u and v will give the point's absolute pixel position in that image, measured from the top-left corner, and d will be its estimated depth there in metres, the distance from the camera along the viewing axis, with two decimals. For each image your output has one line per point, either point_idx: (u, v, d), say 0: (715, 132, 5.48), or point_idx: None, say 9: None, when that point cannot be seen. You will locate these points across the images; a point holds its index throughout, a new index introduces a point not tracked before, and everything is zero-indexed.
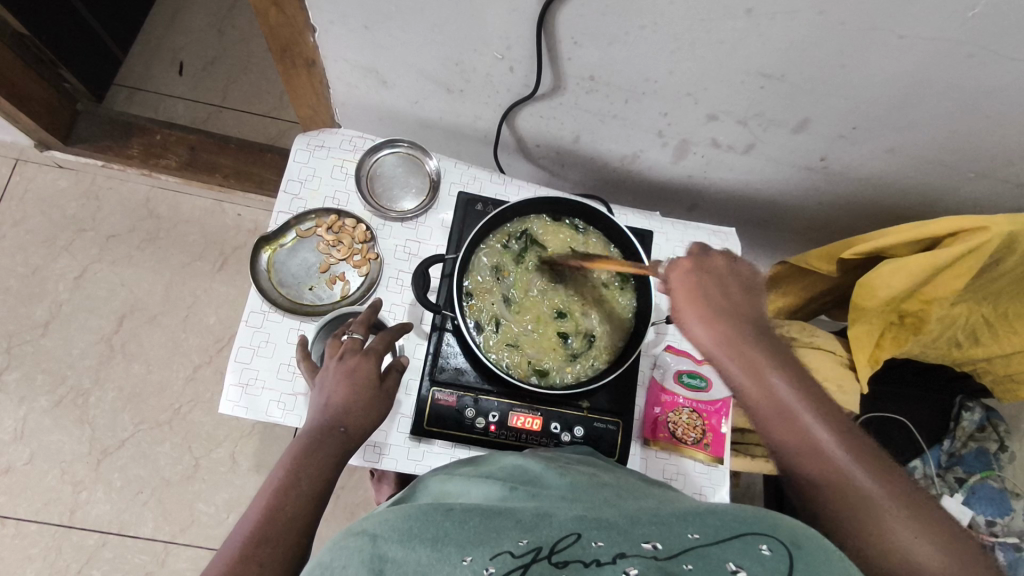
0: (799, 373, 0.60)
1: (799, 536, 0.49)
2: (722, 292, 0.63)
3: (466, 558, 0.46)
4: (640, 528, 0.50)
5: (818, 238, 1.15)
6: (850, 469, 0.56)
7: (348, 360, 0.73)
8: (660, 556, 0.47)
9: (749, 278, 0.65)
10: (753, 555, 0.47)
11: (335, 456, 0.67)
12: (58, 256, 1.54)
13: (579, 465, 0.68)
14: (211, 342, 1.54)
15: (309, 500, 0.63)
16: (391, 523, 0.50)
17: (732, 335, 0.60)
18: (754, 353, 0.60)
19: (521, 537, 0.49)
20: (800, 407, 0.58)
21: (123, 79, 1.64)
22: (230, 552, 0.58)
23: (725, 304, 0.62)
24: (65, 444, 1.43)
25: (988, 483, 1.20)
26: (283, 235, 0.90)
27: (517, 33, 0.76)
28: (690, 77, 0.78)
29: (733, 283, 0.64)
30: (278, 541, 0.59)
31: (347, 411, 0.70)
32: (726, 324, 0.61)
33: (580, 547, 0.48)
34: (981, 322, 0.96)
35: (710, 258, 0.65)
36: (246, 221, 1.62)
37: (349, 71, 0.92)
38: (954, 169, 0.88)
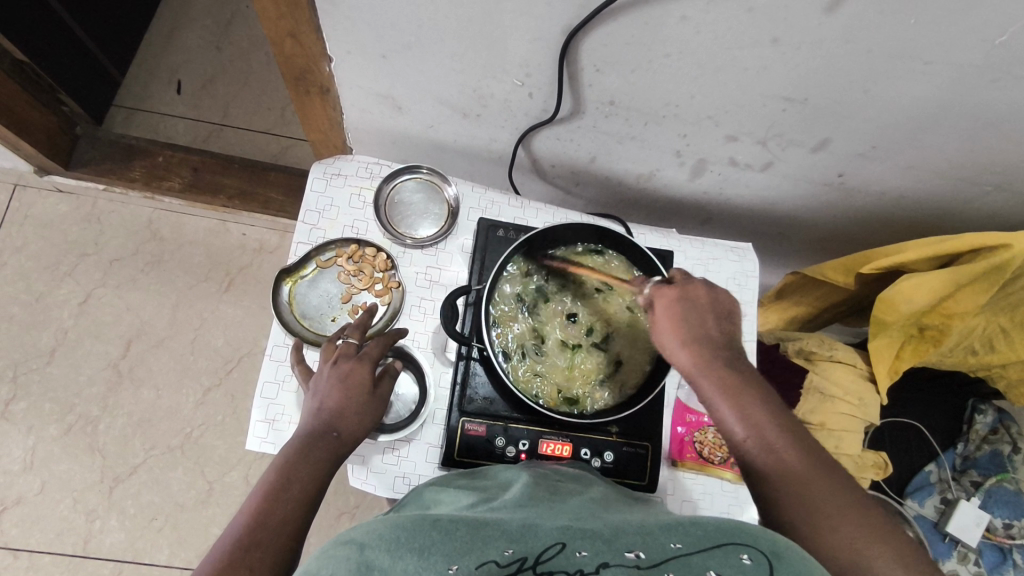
0: (768, 400, 0.65)
1: (781, 549, 0.48)
2: (706, 321, 0.69)
3: (453, 567, 0.45)
4: (624, 538, 0.49)
5: (830, 249, 1.15)
6: (828, 499, 0.59)
7: (342, 364, 0.74)
8: (642, 565, 0.46)
9: (725, 309, 0.71)
10: (735, 563, 0.46)
11: (326, 461, 0.66)
12: (62, 282, 1.52)
13: (565, 478, 0.68)
14: (220, 364, 1.53)
15: (299, 504, 0.62)
16: (378, 532, 0.50)
17: (705, 357, 0.67)
18: (727, 376, 0.66)
19: (507, 547, 0.47)
20: (776, 436, 0.62)
21: (121, 99, 1.62)
22: (216, 555, 0.56)
23: (707, 331, 0.69)
24: (76, 473, 1.42)
25: (1003, 485, 1.20)
26: (304, 267, 0.89)
27: (538, 62, 0.76)
28: (711, 101, 0.78)
29: (715, 315, 0.70)
30: (268, 547, 0.58)
31: (340, 416, 0.70)
32: (705, 349, 0.67)
33: (564, 557, 0.47)
34: (997, 332, 0.98)
35: (694, 288, 0.71)
36: (251, 240, 1.60)
37: (364, 97, 0.92)
38: (971, 183, 0.88)
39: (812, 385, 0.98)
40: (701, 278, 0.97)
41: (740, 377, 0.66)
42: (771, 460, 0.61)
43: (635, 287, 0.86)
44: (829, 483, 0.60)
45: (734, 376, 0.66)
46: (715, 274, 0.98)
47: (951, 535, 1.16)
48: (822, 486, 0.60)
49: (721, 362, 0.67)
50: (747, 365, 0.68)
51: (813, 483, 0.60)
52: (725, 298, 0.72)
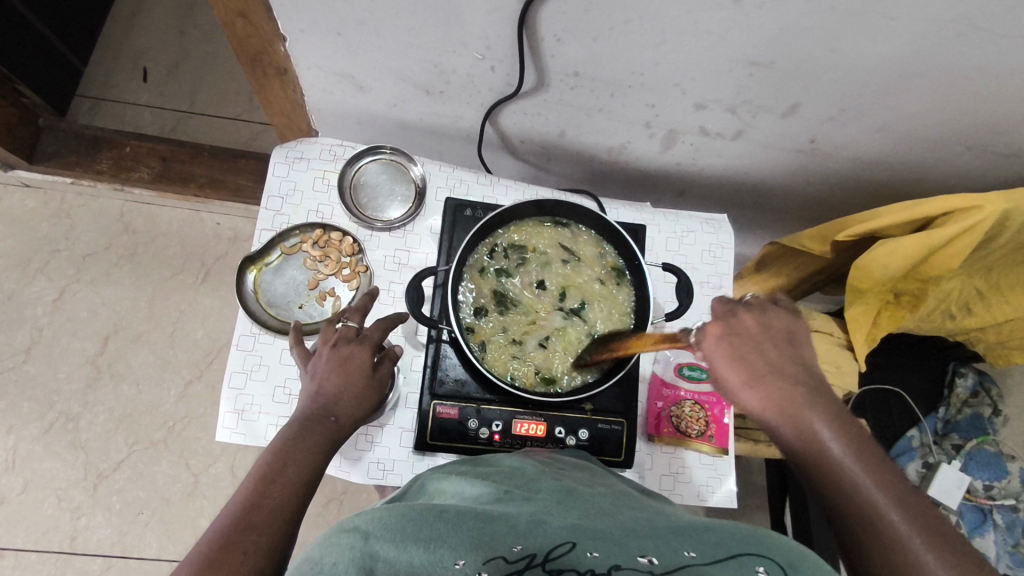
0: (854, 437, 0.56)
1: (795, 560, 0.48)
2: (768, 349, 0.61)
3: (459, 561, 0.45)
4: (635, 542, 0.49)
5: (807, 218, 1.14)
6: (927, 555, 0.50)
7: (342, 348, 0.71)
8: (656, 570, 0.45)
9: (786, 332, 0.63)
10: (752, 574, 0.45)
11: (324, 445, 0.64)
12: (34, 279, 1.50)
13: (573, 471, 0.68)
14: (200, 356, 1.51)
15: (296, 488, 0.58)
16: (384, 522, 0.49)
17: (773, 392, 0.59)
18: (803, 410, 0.57)
19: (515, 543, 0.47)
20: (863, 477, 0.53)
21: (84, 89, 1.57)
22: (208, 539, 0.52)
23: (773, 361, 0.60)
24: (59, 471, 1.41)
25: (984, 448, 1.22)
26: (268, 254, 0.87)
27: (496, 33, 0.73)
28: (677, 68, 0.76)
29: (776, 340, 0.62)
30: (262, 529, 0.54)
31: (338, 401, 0.68)
32: (774, 381, 0.59)
33: (574, 556, 0.46)
34: (974, 295, 0.97)
35: (745, 317, 0.63)
36: (225, 229, 1.58)
37: (324, 77, 0.89)
38: (944, 144, 0.87)
39: None
40: (675, 252, 0.96)
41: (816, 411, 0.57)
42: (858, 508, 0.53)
43: (604, 259, 0.85)
44: (930, 538, 0.50)
45: (811, 409, 0.57)
46: (690, 246, 0.96)
47: (933, 499, 1.18)
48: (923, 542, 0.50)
49: (793, 393, 0.58)
50: (826, 392, 0.59)
51: (912, 537, 0.50)
52: (788, 319, 0.64)
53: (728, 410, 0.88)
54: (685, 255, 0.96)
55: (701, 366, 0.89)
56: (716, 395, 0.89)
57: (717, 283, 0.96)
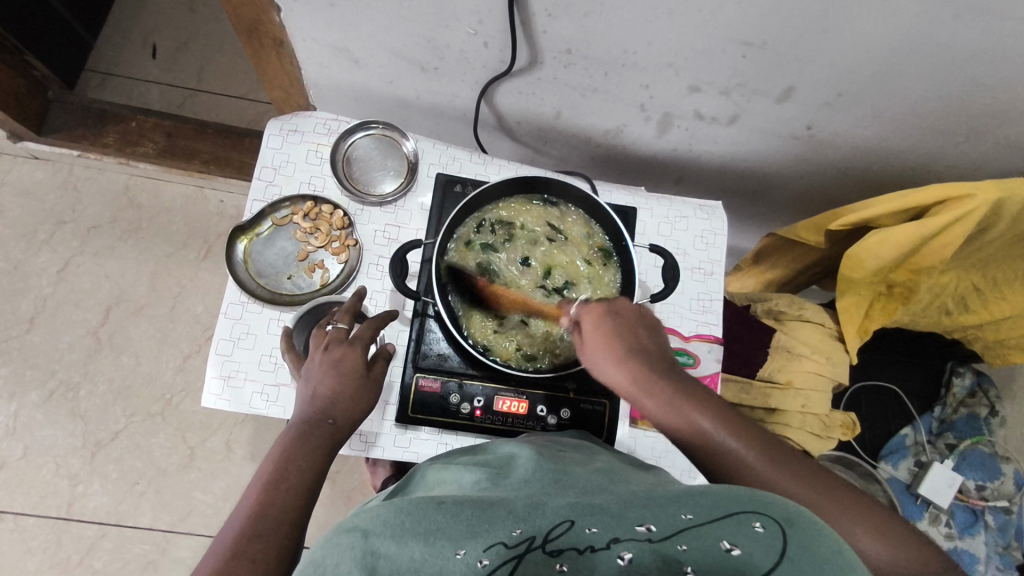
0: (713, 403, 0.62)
1: (791, 513, 0.47)
2: (631, 333, 0.66)
3: (460, 551, 0.45)
4: (633, 512, 0.48)
5: (806, 209, 1.13)
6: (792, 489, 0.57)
7: (333, 350, 0.71)
8: (654, 538, 0.45)
9: (637, 317, 0.69)
10: (748, 532, 0.45)
11: (324, 448, 0.65)
12: (40, 250, 1.52)
13: (569, 450, 0.67)
14: (199, 331, 1.53)
15: (301, 493, 0.61)
16: (382, 519, 0.49)
17: (642, 373, 0.63)
18: (669, 387, 0.62)
19: (515, 527, 0.47)
20: (733, 443, 0.59)
21: (94, 64, 1.59)
22: (221, 551, 0.55)
23: (636, 343, 0.66)
24: (58, 439, 1.43)
25: (978, 448, 1.20)
26: (259, 224, 0.88)
27: (487, 7, 0.73)
28: (670, 46, 0.76)
29: (632, 326, 0.67)
30: (270, 537, 0.57)
31: (335, 403, 0.68)
32: (643, 364, 0.64)
33: (574, 534, 0.46)
34: (971, 290, 0.96)
35: (609, 308, 0.69)
36: (229, 207, 1.59)
37: (320, 51, 0.89)
38: (943, 133, 0.86)
39: (780, 344, 0.98)
40: (667, 236, 0.95)
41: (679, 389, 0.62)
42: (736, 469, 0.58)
43: (591, 240, 0.85)
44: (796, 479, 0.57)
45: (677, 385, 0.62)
46: (683, 232, 0.96)
47: (923, 497, 1.16)
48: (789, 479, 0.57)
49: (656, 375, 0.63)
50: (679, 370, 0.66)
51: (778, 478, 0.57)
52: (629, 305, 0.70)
53: None
54: (677, 240, 0.96)
55: (689, 351, 0.90)
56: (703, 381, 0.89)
57: (709, 269, 0.95)
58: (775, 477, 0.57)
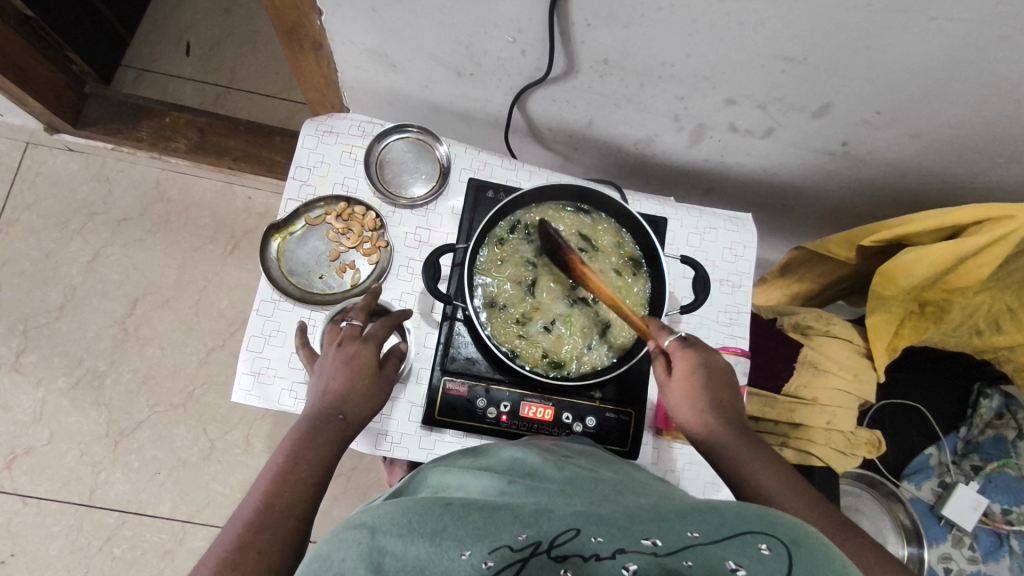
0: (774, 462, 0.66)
1: (798, 537, 0.46)
2: (716, 386, 0.70)
3: (465, 552, 0.44)
4: (639, 526, 0.48)
5: (835, 224, 1.12)
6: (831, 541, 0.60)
7: (347, 346, 0.72)
8: (660, 552, 0.44)
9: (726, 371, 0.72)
10: (753, 553, 0.44)
11: (334, 443, 0.66)
12: (71, 240, 1.55)
13: (577, 459, 0.67)
14: (224, 325, 1.55)
15: (307, 488, 0.62)
16: (390, 517, 0.49)
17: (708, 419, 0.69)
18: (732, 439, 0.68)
19: (520, 531, 0.46)
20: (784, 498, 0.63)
21: (130, 60, 1.62)
22: (227, 541, 0.56)
23: (717, 397, 0.70)
24: (83, 426, 1.46)
25: (1006, 471, 1.16)
26: (293, 223, 0.89)
27: (528, 15, 0.74)
28: (708, 60, 0.76)
29: (716, 378, 0.71)
30: (277, 530, 0.58)
31: (346, 399, 0.69)
32: (716, 417, 0.69)
33: (579, 542, 0.45)
34: (1004, 311, 0.94)
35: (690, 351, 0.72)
36: (256, 204, 1.61)
37: (358, 54, 0.90)
38: (981, 154, 0.84)
39: (807, 359, 0.97)
40: (696, 247, 0.95)
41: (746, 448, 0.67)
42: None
43: (622, 249, 0.85)
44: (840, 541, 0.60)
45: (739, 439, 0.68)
46: (712, 243, 0.96)
47: (946, 518, 1.14)
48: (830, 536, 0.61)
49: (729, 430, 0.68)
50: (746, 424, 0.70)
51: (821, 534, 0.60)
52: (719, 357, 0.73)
53: None
54: (706, 251, 0.95)
55: None
56: None
57: (737, 282, 0.95)
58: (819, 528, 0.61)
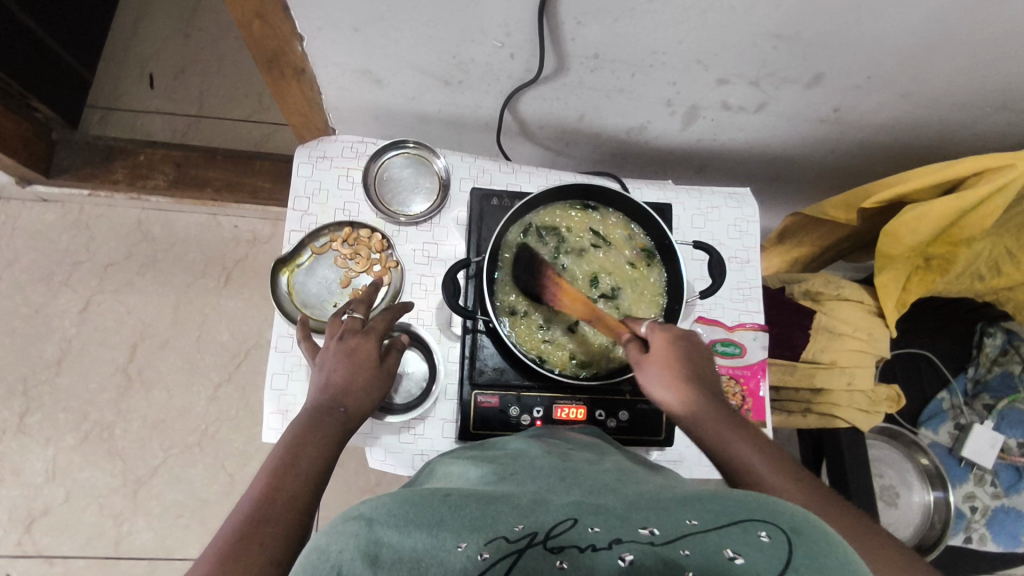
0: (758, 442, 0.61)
1: (800, 521, 0.44)
2: (694, 364, 0.66)
3: (461, 544, 0.42)
4: (637, 516, 0.46)
5: (829, 187, 1.14)
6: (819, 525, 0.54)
7: (348, 340, 0.72)
8: (657, 541, 0.42)
9: (702, 350, 0.69)
10: (753, 538, 0.41)
11: (335, 436, 0.64)
12: (59, 292, 1.51)
13: (581, 451, 0.66)
14: (227, 358, 1.52)
15: (309, 479, 0.59)
16: (386, 510, 0.46)
17: (689, 397, 0.64)
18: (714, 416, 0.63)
19: (517, 522, 0.44)
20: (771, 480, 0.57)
21: (93, 100, 1.58)
22: (226, 531, 0.52)
23: (699, 376, 0.66)
24: (98, 479, 1.43)
25: (1017, 406, 1.20)
26: (299, 255, 0.87)
27: (517, 19, 0.73)
28: (701, 44, 0.76)
29: (692, 357, 0.67)
30: (281, 521, 0.54)
31: (347, 392, 0.68)
32: (699, 396, 0.64)
33: (576, 532, 0.43)
34: (1003, 254, 0.96)
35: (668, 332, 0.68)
36: (243, 232, 1.58)
37: (341, 75, 0.88)
38: (971, 105, 0.86)
39: (821, 325, 0.98)
40: (701, 229, 0.96)
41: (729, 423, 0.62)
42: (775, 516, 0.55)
43: (633, 241, 0.85)
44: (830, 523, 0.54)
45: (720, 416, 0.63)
46: (716, 223, 0.96)
47: (966, 460, 1.18)
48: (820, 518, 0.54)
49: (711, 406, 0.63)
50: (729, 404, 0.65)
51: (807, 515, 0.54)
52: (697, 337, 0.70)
53: (763, 383, 0.90)
54: (712, 231, 0.96)
55: (735, 341, 0.90)
56: (751, 369, 0.91)
57: (745, 258, 0.96)
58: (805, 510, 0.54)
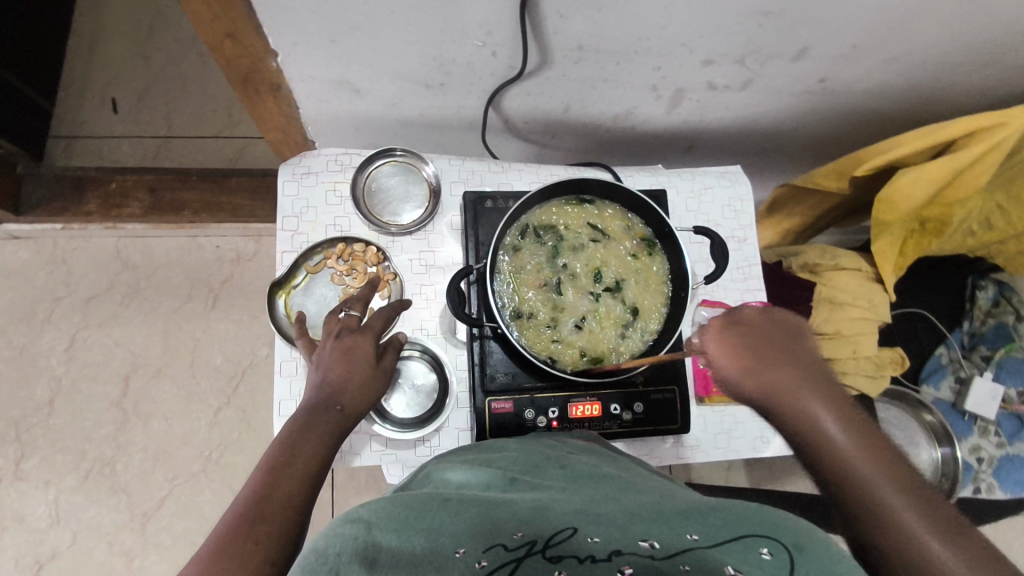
0: (846, 419, 0.56)
1: (802, 539, 0.46)
2: (765, 340, 0.62)
3: (460, 550, 0.45)
4: (638, 524, 0.48)
5: (816, 156, 1.14)
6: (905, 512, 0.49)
7: (344, 338, 0.70)
8: (657, 556, 0.45)
9: (794, 325, 0.65)
10: (754, 557, 0.44)
11: (331, 434, 0.63)
12: (42, 331, 1.47)
13: (577, 451, 0.68)
14: (224, 382, 1.49)
15: (305, 479, 0.58)
16: (384, 513, 0.49)
17: (762, 373, 0.60)
18: (797, 394, 0.58)
19: (517, 530, 0.47)
20: (861, 466, 0.52)
21: (56, 130, 1.53)
22: (220, 528, 0.52)
23: (773, 351, 0.61)
24: (104, 517, 1.40)
25: (1013, 355, 1.22)
26: (294, 276, 0.86)
27: (498, 17, 0.71)
28: (685, 27, 0.74)
29: (781, 332, 0.63)
30: (275, 520, 0.53)
31: (344, 390, 0.66)
32: (772, 372, 0.60)
33: (575, 543, 0.46)
34: (993, 209, 0.97)
35: (747, 310, 0.65)
36: (226, 251, 1.54)
37: (319, 87, 0.86)
38: (955, 65, 0.86)
39: (822, 296, 0.99)
40: (697, 211, 0.95)
41: (813, 401, 0.57)
42: (862, 505, 0.51)
43: (632, 232, 0.84)
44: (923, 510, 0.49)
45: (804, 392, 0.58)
46: (710, 204, 0.96)
47: (969, 412, 1.20)
48: (909, 507, 0.49)
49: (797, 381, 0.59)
50: (817, 378, 0.60)
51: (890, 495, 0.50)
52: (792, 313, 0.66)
53: None
54: (707, 213, 0.95)
55: None
56: None
57: (743, 237, 0.95)
58: (882, 494, 0.50)
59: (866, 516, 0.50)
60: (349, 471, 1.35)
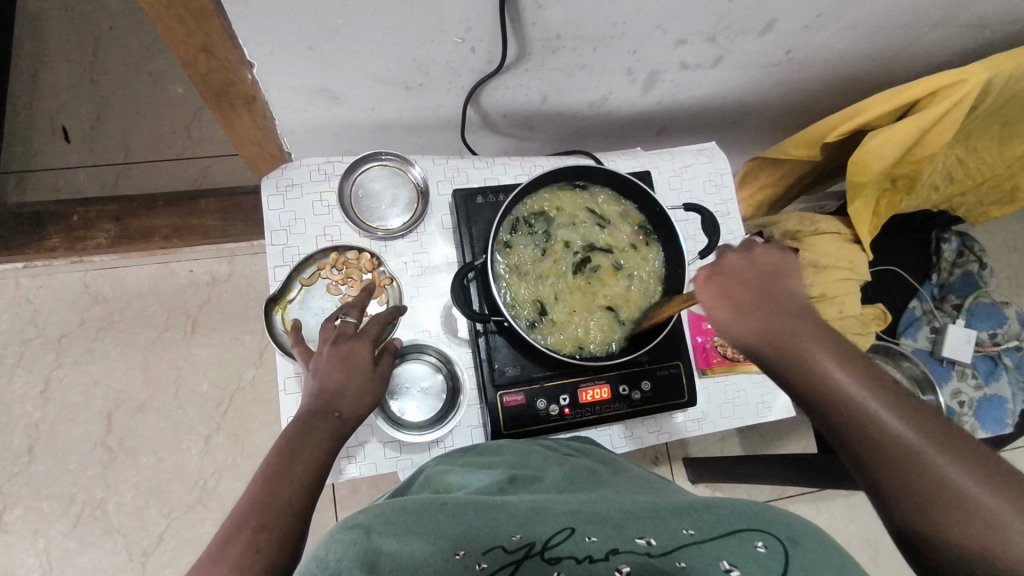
0: (842, 352, 0.58)
1: (794, 530, 0.50)
2: (760, 287, 0.62)
3: (460, 552, 0.49)
4: (634, 523, 0.52)
5: (783, 126, 1.17)
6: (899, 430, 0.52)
7: (342, 344, 0.69)
8: (654, 552, 0.49)
9: (780, 269, 0.64)
10: (750, 550, 0.48)
11: (329, 442, 0.63)
12: (13, 377, 1.41)
13: (576, 455, 0.72)
14: (212, 408, 1.45)
15: (305, 486, 0.58)
16: (383, 518, 0.52)
17: (764, 323, 0.60)
18: (794, 336, 0.59)
19: (515, 532, 0.51)
20: (861, 396, 0.55)
21: (7, 165, 1.47)
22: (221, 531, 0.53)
23: (767, 298, 0.61)
24: (100, 561, 1.35)
25: (981, 301, 1.30)
26: (289, 290, 0.84)
27: (477, 12, 0.71)
28: (659, 9, 0.76)
29: (765, 280, 0.62)
30: (276, 529, 0.54)
31: (342, 395, 0.66)
32: (771, 320, 0.60)
33: (573, 543, 0.50)
34: (955, 163, 1.02)
35: (732, 257, 0.65)
36: (200, 275, 1.50)
37: (297, 96, 0.84)
38: (912, 27, 0.90)
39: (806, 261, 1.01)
40: (680, 189, 0.97)
41: (818, 342, 0.58)
42: (863, 435, 0.54)
43: (628, 218, 0.85)
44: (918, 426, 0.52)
45: (801, 333, 0.59)
46: (692, 181, 0.98)
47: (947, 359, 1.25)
48: (902, 425, 0.52)
49: (795, 325, 0.59)
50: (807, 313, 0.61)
51: (886, 419, 0.53)
52: (781, 252, 0.65)
53: None
54: (689, 190, 0.98)
55: None
56: None
57: (725, 211, 0.98)
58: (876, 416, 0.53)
59: (866, 447, 0.53)
60: (352, 483, 1.34)
